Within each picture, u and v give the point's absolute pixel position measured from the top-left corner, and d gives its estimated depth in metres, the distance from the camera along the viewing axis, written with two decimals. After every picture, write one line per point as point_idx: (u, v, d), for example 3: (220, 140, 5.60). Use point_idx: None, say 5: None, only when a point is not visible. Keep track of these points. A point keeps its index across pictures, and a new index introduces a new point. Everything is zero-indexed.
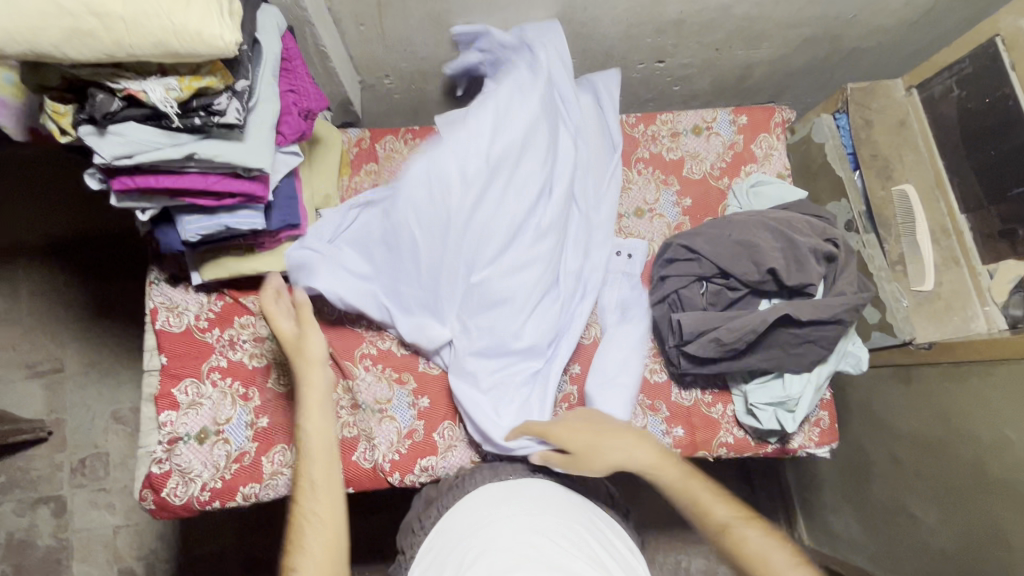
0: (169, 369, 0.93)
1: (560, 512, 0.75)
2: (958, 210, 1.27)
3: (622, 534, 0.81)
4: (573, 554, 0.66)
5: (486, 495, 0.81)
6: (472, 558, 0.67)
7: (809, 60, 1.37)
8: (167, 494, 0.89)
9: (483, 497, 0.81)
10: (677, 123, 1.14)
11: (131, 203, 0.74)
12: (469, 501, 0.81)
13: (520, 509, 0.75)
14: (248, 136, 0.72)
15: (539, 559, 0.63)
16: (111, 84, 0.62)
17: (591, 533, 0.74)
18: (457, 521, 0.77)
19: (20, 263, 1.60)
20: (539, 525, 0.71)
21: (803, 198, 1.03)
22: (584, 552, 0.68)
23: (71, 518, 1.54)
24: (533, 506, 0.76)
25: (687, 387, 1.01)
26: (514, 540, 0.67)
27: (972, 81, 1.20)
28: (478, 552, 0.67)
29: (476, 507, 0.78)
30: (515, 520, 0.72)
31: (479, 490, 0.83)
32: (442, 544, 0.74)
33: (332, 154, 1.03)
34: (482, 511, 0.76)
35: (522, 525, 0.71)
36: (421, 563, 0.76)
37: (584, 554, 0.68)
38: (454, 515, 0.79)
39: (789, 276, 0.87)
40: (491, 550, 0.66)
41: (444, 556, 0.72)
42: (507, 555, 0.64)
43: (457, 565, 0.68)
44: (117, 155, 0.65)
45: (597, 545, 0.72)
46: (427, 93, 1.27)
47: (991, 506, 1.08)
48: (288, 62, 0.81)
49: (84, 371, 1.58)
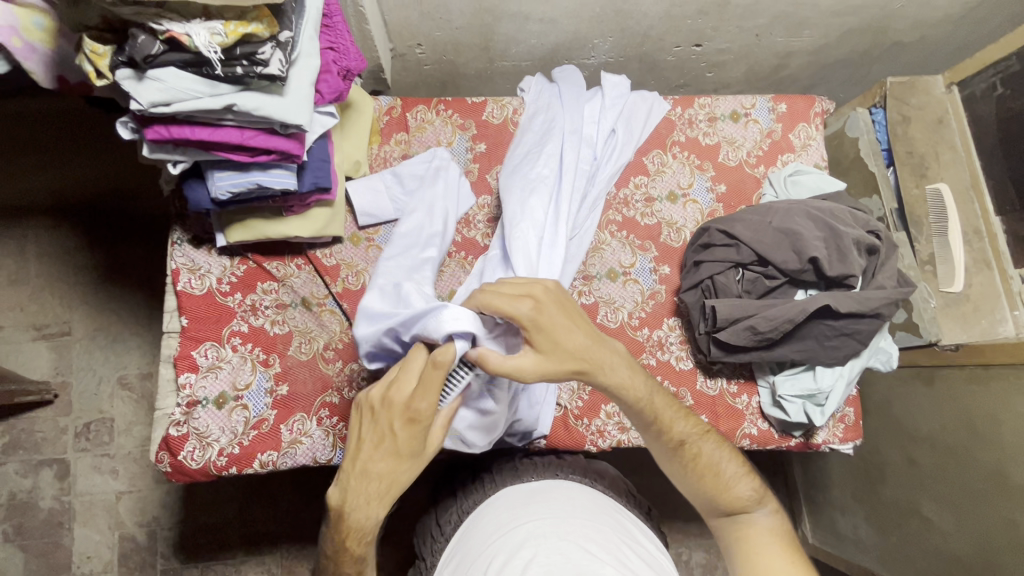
0: (190, 331, 0.91)
1: (585, 516, 0.73)
2: (991, 212, 1.25)
3: (649, 534, 0.80)
4: (601, 559, 0.64)
5: (511, 499, 0.79)
6: (499, 566, 0.64)
7: (848, 52, 1.33)
8: (184, 458, 0.87)
9: (504, 501, 0.79)
10: (715, 107, 1.11)
11: (164, 154, 0.72)
12: (497, 502, 0.79)
13: (546, 514, 0.73)
14: (288, 91, 0.69)
15: (565, 567, 0.61)
16: (154, 26, 0.59)
17: (620, 538, 0.71)
18: (483, 526, 0.75)
19: (31, 221, 1.57)
20: (563, 529, 0.69)
21: (842, 188, 1.01)
22: (613, 556, 0.66)
23: (73, 481, 1.53)
24: (560, 508, 0.74)
25: (713, 376, 1.00)
26: (541, 547, 0.65)
27: (1017, 81, 1.18)
28: (505, 560, 0.65)
29: (499, 514, 0.76)
30: (539, 525, 0.70)
31: (504, 494, 0.81)
32: (469, 550, 0.73)
33: (364, 120, 1.00)
34: (506, 515, 0.75)
35: (545, 529, 0.69)
36: (446, 569, 0.75)
37: (613, 559, 0.65)
38: (479, 516, 0.79)
39: (830, 267, 0.85)
40: (517, 558, 0.64)
41: (470, 562, 0.70)
42: (534, 563, 0.62)
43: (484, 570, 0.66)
44: (154, 102, 0.63)
45: (629, 551, 0.69)
46: (458, 65, 1.24)
47: (1010, 511, 1.07)
48: (328, 18, 0.78)
49: (93, 335, 1.56)
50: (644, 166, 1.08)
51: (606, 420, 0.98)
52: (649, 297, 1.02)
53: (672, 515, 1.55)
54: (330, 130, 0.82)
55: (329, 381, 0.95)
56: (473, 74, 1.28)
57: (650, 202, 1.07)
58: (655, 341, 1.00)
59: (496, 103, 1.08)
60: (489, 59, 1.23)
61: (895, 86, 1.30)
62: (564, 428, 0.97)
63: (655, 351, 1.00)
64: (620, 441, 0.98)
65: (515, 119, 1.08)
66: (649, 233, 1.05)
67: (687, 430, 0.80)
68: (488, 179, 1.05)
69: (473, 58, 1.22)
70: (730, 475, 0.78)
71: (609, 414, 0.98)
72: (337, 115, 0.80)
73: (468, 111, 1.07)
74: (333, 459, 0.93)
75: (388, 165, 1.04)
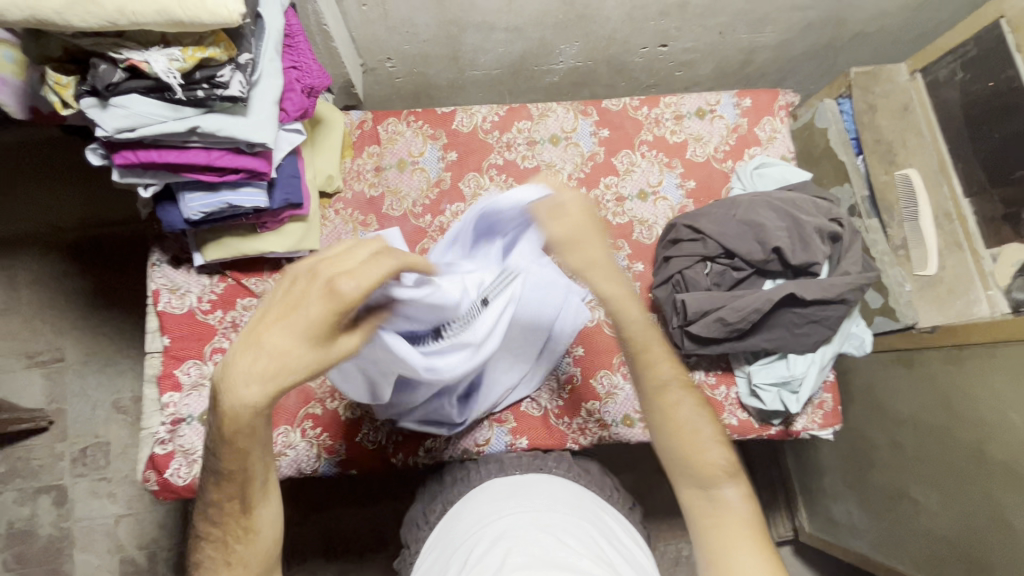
0: (172, 351, 0.93)
1: (566, 510, 0.74)
2: (960, 194, 1.27)
3: (628, 526, 0.81)
4: (579, 552, 0.64)
5: (497, 490, 0.80)
6: (479, 555, 0.65)
7: (813, 44, 1.36)
8: (170, 476, 0.88)
9: (490, 492, 0.80)
10: (681, 106, 1.13)
11: (134, 177, 0.73)
12: (483, 496, 0.79)
13: (529, 506, 0.74)
14: (251, 111, 0.71)
15: (542, 557, 0.62)
16: (114, 55, 0.61)
17: (600, 532, 0.73)
18: (466, 516, 0.76)
19: (19, 251, 1.59)
20: (543, 521, 0.70)
21: (808, 178, 1.03)
22: (591, 550, 0.67)
23: (72, 507, 1.53)
24: (542, 502, 0.75)
25: (691, 369, 1.01)
26: (520, 537, 0.66)
27: (976, 65, 1.20)
28: (485, 549, 0.65)
29: (480, 506, 0.77)
30: (520, 518, 0.71)
31: (490, 484, 0.83)
32: (449, 541, 0.74)
33: (335, 135, 1.02)
34: (489, 506, 0.76)
35: (525, 521, 0.70)
36: (429, 558, 0.75)
37: (591, 552, 0.66)
38: (461, 505, 0.80)
39: (793, 256, 0.87)
40: (497, 547, 0.65)
41: (451, 551, 0.71)
42: (513, 552, 0.63)
43: (465, 561, 0.66)
44: (120, 128, 0.65)
45: (608, 545, 0.70)
46: (429, 76, 1.27)
47: (991, 488, 1.08)
48: (290, 38, 0.80)
49: (86, 359, 1.57)
50: (614, 167, 1.10)
51: (588, 417, 0.99)
52: None
53: (669, 511, 1.56)
54: (298, 147, 0.84)
55: (311, 393, 0.96)
56: (445, 85, 1.30)
57: (621, 201, 1.09)
58: None
59: (465, 112, 1.10)
60: (460, 69, 1.26)
61: (859, 76, 1.33)
62: (544, 427, 0.98)
63: None
64: (602, 438, 0.99)
65: (484, 127, 1.10)
66: (621, 231, 1.07)
67: (670, 375, 0.78)
68: (460, 187, 1.07)
69: (443, 68, 1.24)
70: (707, 439, 0.75)
71: (591, 411, 1.00)
72: (304, 132, 0.82)
73: (439, 121, 1.09)
74: (318, 470, 0.95)
75: (362, 178, 1.07)
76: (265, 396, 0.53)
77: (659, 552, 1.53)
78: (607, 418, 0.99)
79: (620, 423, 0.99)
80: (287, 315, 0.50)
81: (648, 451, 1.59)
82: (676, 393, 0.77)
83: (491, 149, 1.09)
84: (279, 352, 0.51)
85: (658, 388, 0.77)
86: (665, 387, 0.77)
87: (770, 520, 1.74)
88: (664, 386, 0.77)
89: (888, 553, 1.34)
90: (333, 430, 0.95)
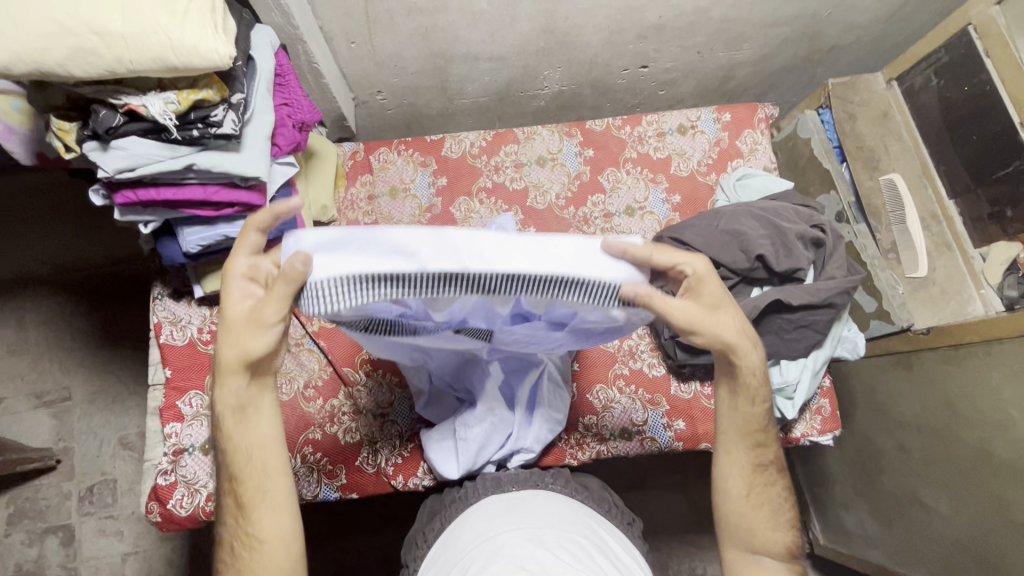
0: (174, 382, 0.95)
1: (563, 526, 0.75)
2: (945, 196, 1.28)
3: (625, 541, 0.81)
4: (574, 566, 0.66)
5: (493, 506, 0.80)
6: (474, 572, 0.66)
7: (791, 58, 1.39)
8: (173, 506, 0.89)
9: (487, 509, 0.80)
10: (663, 123, 1.16)
11: (134, 215, 0.77)
12: (479, 514, 0.79)
13: (525, 522, 0.74)
14: (245, 146, 0.74)
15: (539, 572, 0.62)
16: (113, 101, 0.65)
17: (594, 547, 0.73)
18: (463, 533, 0.76)
19: (27, 293, 1.63)
20: (540, 536, 0.71)
21: (790, 187, 1.06)
22: (587, 564, 0.67)
23: (79, 546, 1.53)
24: (538, 517, 0.76)
25: (686, 380, 1.03)
26: (517, 553, 0.66)
27: (949, 71, 1.23)
28: (480, 566, 0.66)
29: (479, 522, 0.78)
30: (516, 533, 0.71)
31: (488, 502, 0.82)
32: (448, 558, 0.73)
33: (327, 166, 1.05)
34: (488, 523, 0.76)
35: (522, 538, 0.70)
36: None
37: (588, 568, 0.67)
38: (460, 523, 0.80)
39: (778, 263, 0.89)
40: (494, 563, 0.65)
41: (449, 567, 0.72)
42: (511, 567, 0.64)
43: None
44: (120, 168, 0.68)
45: (605, 561, 0.70)
46: (419, 106, 1.31)
47: (1000, 488, 1.07)
48: (281, 77, 0.84)
49: (93, 398, 1.60)
50: (601, 185, 1.13)
51: (585, 432, 0.99)
52: None
53: (680, 528, 1.54)
54: (292, 179, 0.88)
55: (311, 419, 0.98)
56: (435, 114, 1.35)
57: (609, 217, 1.12)
58: (626, 350, 1.04)
59: (454, 138, 1.14)
60: (448, 98, 1.30)
61: (838, 87, 1.36)
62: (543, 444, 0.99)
63: (627, 361, 1.04)
64: (601, 452, 1.00)
65: (472, 152, 1.13)
66: None
67: (771, 457, 0.75)
68: (451, 211, 1.10)
69: (432, 98, 1.29)
70: (783, 529, 0.72)
71: (588, 426, 0.99)
72: (297, 164, 0.86)
73: (428, 148, 1.13)
74: (319, 495, 0.95)
75: (356, 207, 1.10)
76: (265, 444, 0.65)
77: (672, 571, 1.51)
78: (606, 431, 1.00)
79: (618, 437, 1.00)
80: (242, 426, 0.65)
81: (655, 467, 1.58)
82: (768, 477, 0.74)
83: (480, 173, 1.13)
84: (244, 328, 0.62)
85: (756, 468, 0.73)
86: (760, 465, 0.74)
87: None
88: (757, 463, 0.74)
89: (903, 562, 1.32)
90: (333, 454, 0.96)
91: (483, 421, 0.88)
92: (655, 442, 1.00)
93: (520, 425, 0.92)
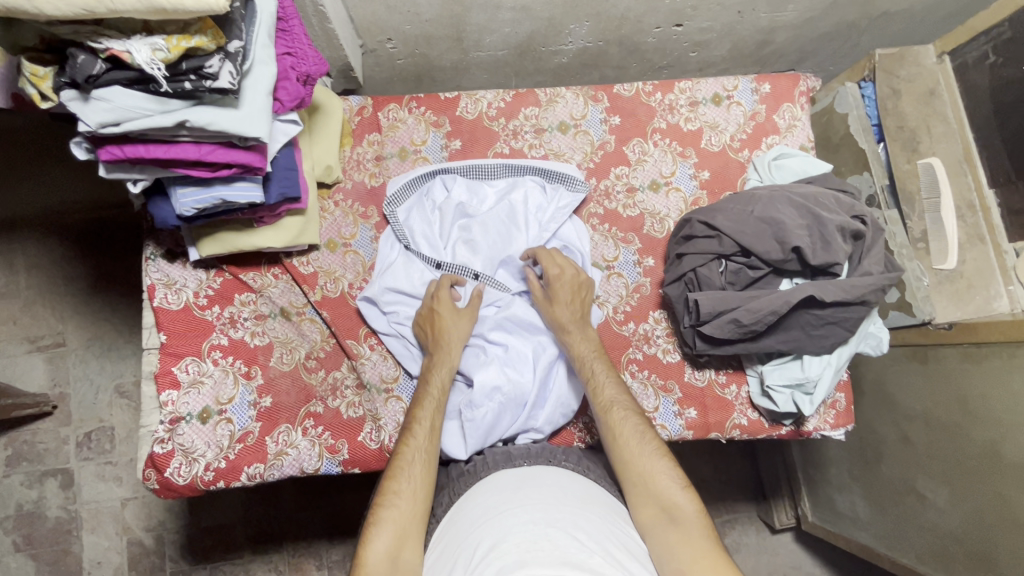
0: (169, 348, 0.90)
1: (576, 502, 0.72)
2: (985, 184, 1.21)
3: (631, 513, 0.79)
4: (589, 548, 0.64)
5: (502, 480, 0.77)
6: (487, 552, 0.63)
7: (837, 23, 1.28)
8: (170, 475, 0.86)
9: (494, 483, 0.77)
10: (696, 91, 1.07)
11: (122, 173, 0.70)
12: (489, 489, 0.76)
13: (534, 498, 0.72)
14: (243, 102, 0.67)
15: (552, 554, 0.60)
16: (93, 44, 0.57)
17: (607, 525, 0.71)
18: (473, 507, 0.74)
19: (14, 236, 1.56)
20: (552, 515, 0.68)
21: (829, 170, 0.98)
22: (600, 545, 0.66)
23: (78, 490, 1.54)
24: (549, 493, 0.73)
25: (701, 368, 0.99)
26: (530, 535, 0.64)
27: (1010, 48, 1.14)
28: (494, 546, 0.63)
29: (487, 497, 0.74)
30: (528, 510, 0.68)
31: (497, 476, 0.79)
32: (456, 533, 0.71)
33: (332, 123, 0.97)
34: (497, 498, 0.73)
35: (534, 515, 0.68)
36: (434, 551, 0.72)
37: (602, 550, 0.65)
38: (473, 494, 0.77)
39: (815, 256, 0.83)
40: (508, 543, 0.63)
41: (459, 542, 0.69)
42: (527, 550, 0.61)
43: (473, 557, 0.64)
44: (103, 122, 0.61)
45: (616, 542, 0.68)
46: (432, 57, 1.21)
47: (1005, 486, 1.06)
48: (284, 21, 0.75)
49: (88, 344, 1.56)
50: (625, 157, 1.06)
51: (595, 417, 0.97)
52: (634, 290, 1.02)
53: None
54: (294, 138, 0.80)
55: (313, 392, 0.95)
56: (448, 66, 1.25)
57: (632, 191, 1.05)
58: (640, 335, 1.00)
59: (470, 97, 1.05)
60: (463, 50, 1.20)
61: (884, 59, 1.26)
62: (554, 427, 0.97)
63: (641, 346, 1.00)
64: None
65: (490, 113, 1.06)
66: (632, 224, 1.03)
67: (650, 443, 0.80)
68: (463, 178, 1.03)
69: (447, 50, 1.19)
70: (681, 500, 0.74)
71: None
72: (301, 122, 0.78)
73: (442, 107, 1.05)
74: (320, 469, 0.92)
75: (362, 167, 1.03)
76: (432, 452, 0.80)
77: None
78: None
79: None
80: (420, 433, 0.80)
81: None
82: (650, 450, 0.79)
83: (496, 137, 1.06)
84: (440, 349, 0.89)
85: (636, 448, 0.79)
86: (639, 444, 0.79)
87: (771, 508, 1.71)
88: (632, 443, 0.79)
89: (892, 546, 1.34)
90: (335, 428, 0.93)
91: (491, 401, 0.89)
92: (666, 430, 0.97)
93: (530, 415, 0.91)
